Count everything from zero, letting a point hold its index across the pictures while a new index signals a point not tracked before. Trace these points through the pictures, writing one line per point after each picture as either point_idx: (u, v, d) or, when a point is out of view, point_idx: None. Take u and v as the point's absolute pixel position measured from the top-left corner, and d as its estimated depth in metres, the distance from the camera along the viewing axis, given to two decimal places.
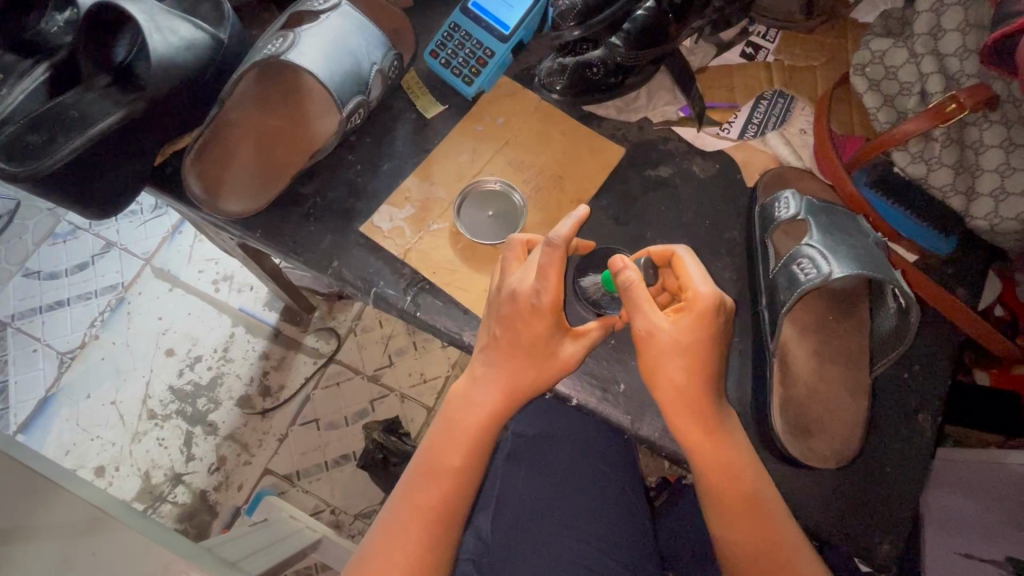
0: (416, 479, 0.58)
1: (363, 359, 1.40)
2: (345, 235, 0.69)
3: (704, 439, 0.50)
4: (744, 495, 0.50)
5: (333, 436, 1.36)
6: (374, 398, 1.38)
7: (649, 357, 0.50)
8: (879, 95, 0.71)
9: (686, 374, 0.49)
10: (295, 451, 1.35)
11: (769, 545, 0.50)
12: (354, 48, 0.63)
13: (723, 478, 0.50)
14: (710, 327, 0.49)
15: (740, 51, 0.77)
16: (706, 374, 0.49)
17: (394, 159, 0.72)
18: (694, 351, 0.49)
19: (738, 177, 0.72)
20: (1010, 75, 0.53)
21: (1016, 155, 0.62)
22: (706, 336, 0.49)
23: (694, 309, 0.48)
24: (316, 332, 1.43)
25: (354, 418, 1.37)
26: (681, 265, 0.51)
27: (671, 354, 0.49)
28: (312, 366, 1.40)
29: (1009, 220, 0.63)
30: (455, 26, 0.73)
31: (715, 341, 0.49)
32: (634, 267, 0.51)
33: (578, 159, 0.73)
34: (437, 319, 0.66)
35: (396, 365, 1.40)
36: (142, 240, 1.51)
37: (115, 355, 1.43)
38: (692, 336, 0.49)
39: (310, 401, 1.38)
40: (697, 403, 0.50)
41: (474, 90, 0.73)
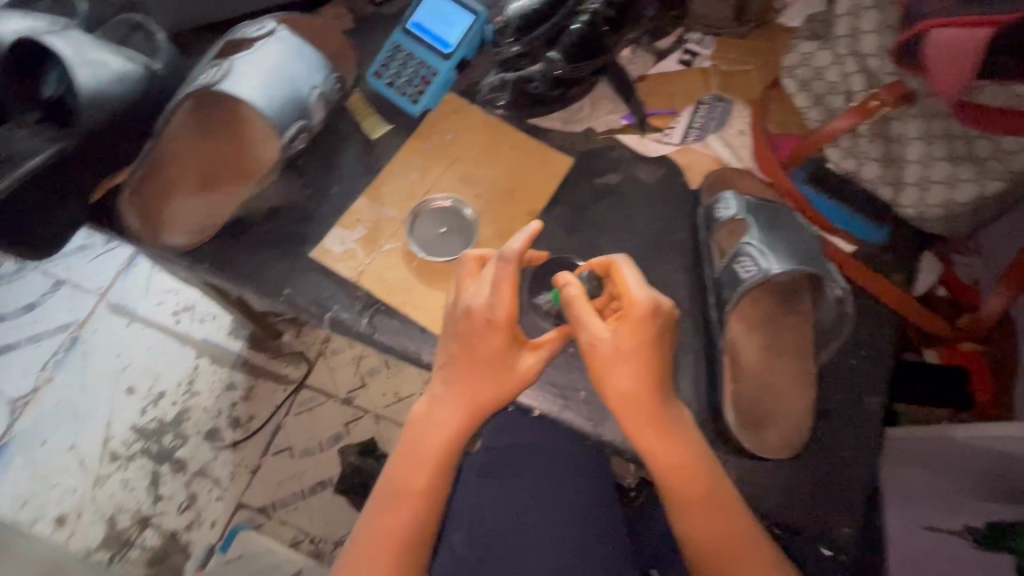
0: (381, 502, 0.57)
1: (335, 383, 1.37)
2: (296, 261, 0.68)
3: (660, 442, 0.51)
4: (701, 490, 0.51)
5: (308, 463, 1.33)
6: (348, 421, 1.35)
7: (597, 368, 0.52)
8: (810, 95, 0.74)
9: (632, 380, 0.51)
10: (269, 482, 1.31)
11: (727, 536, 0.51)
12: (289, 73, 0.63)
13: (678, 476, 0.51)
14: (648, 331, 0.50)
15: (677, 59, 0.80)
16: (653, 377, 0.51)
17: (344, 181, 0.72)
18: (636, 356, 0.50)
19: (683, 180, 0.74)
20: (916, 73, 0.56)
21: (938, 146, 0.65)
22: (645, 340, 0.50)
23: (630, 315, 0.50)
24: (287, 357, 1.39)
25: (329, 443, 1.33)
26: (617, 273, 0.53)
27: (616, 362, 0.51)
28: (284, 393, 1.37)
29: (935, 207, 0.67)
30: (397, 46, 0.74)
31: (656, 345, 0.51)
32: (575, 283, 0.54)
33: (526, 170, 0.74)
34: (395, 339, 0.66)
35: (368, 386, 1.37)
36: (95, 275, 1.46)
37: (71, 398, 1.37)
38: (632, 341, 0.50)
39: (281, 429, 1.35)
40: (647, 405, 0.51)
41: (420, 109, 0.73)
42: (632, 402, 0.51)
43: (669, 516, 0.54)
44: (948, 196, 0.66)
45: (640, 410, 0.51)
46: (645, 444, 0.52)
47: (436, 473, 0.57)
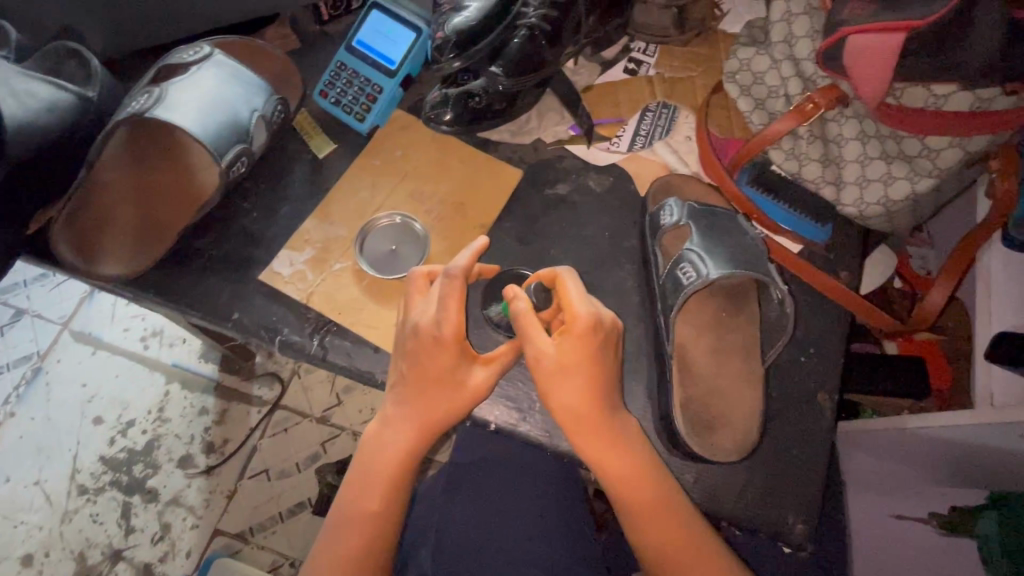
0: (335, 528, 0.56)
1: (309, 402, 1.35)
2: (244, 285, 0.67)
3: (608, 452, 0.52)
4: (649, 497, 0.52)
5: (285, 485, 1.30)
6: (325, 440, 1.32)
7: (542, 383, 0.52)
8: (751, 99, 0.76)
9: (577, 395, 0.51)
10: (246, 507, 1.29)
11: (679, 541, 0.52)
12: (229, 98, 0.63)
13: (624, 485, 0.52)
14: (590, 347, 0.51)
15: (623, 67, 0.81)
16: (598, 391, 0.51)
17: (292, 203, 0.71)
18: (579, 371, 0.50)
19: (631, 187, 0.75)
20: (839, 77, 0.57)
21: (872, 145, 0.67)
22: (587, 355, 0.51)
23: (573, 330, 0.50)
24: (260, 380, 1.37)
25: (306, 463, 1.31)
26: (562, 288, 0.53)
27: (560, 377, 0.51)
28: (257, 416, 1.34)
29: (874, 205, 0.69)
30: (342, 64, 0.74)
31: (598, 360, 0.51)
32: (522, 296, 0.53)
33: (476, 184, 0.74)
34: (347, 360, 0.65)
35: (344, 404, 1.35)
36: (57, 304, 1.42)
37: (34, 432, 1.33)
38: (575, 356, 0.50)
39: (256, 453, 1.32)
40: (594, 418, 0.51)
41: (367, 127, 0.73)
42: (577, 416, 0.51)
43: (623, 525, 0.54)
44: (884, 193, 0.67)
45: (584, 423, 0.51)
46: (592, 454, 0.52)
47: (389, 494, 0.57)
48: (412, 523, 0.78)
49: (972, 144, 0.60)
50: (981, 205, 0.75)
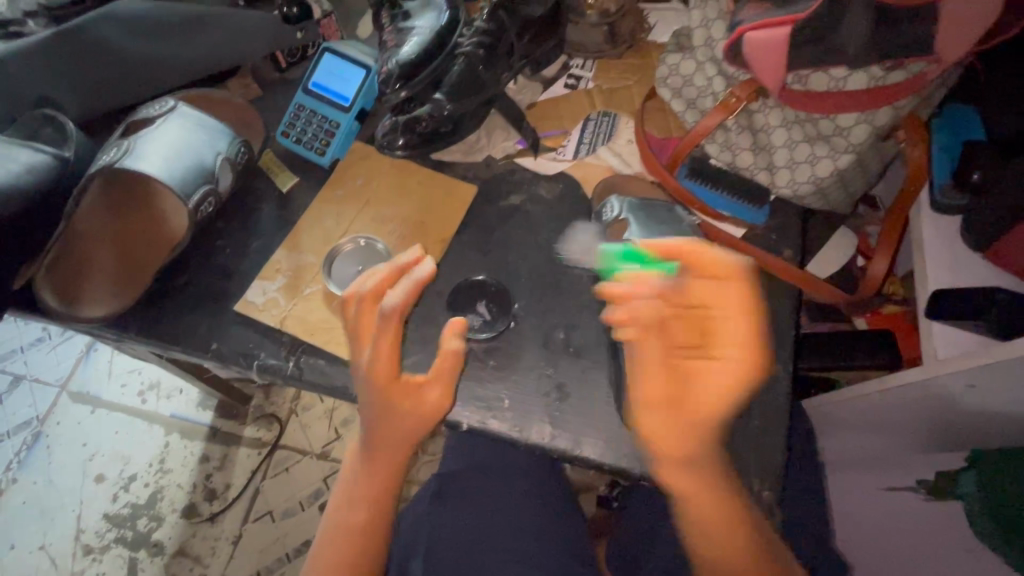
0: (321, 548, 0.59)
1: (309, 439, 1.37)
2: (221, 317, 0.71)
3: (671, 439, 0.55)
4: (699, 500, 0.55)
5: (291, 524, 1.31)
6: (327, 476, 1.34)
7: (635, 374, 0.58)
8: (683, 100, 0.81)
9: (659, 386, 0.56)
10: (253, 550, 1.29)
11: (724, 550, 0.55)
12: (194, 145, 0.68)
13: (688, 470, 0.55)
14: (666, 344, 0.57)
15: (564, 84, 0.87)
16: (680, 381, 0.56)
17: (262, 237, 0.76)
18: (656, 365, 0.56)
19: (580, 192, 0.80)
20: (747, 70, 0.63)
21: (796, 130, 0.73)
22: (660, 352, 0.56)
23: (641, 326, 0.57)
24: (255, 422, 1.39)
25: (309, 501, 1.32)
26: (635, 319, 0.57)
27: (644, 371, 0.56)
28: (258, 458, 1.36)
29: (805, 184, 0.73)
30: (300, 106, 0.80)
31: (681, 359, 0.57)
32: (621, 286, 0.59)
33: (435, 204, 0.79)
34: (322, 378, 0.68)
35: (344, 438, 1.36)
36: (55, 367, 1.46)
37: (38, 496, 1.35)
38: (650, 353, 0.56)
39: (260, 494, 1.33)
40: (676, 428, 0.55)
41: (329, 159, 0.79)
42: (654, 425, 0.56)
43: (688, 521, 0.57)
44: (812, 173, 0.72)
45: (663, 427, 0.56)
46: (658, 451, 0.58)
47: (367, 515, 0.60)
48: (404, 537, 0.80)
49: (879, 120, 0.66)
50: None
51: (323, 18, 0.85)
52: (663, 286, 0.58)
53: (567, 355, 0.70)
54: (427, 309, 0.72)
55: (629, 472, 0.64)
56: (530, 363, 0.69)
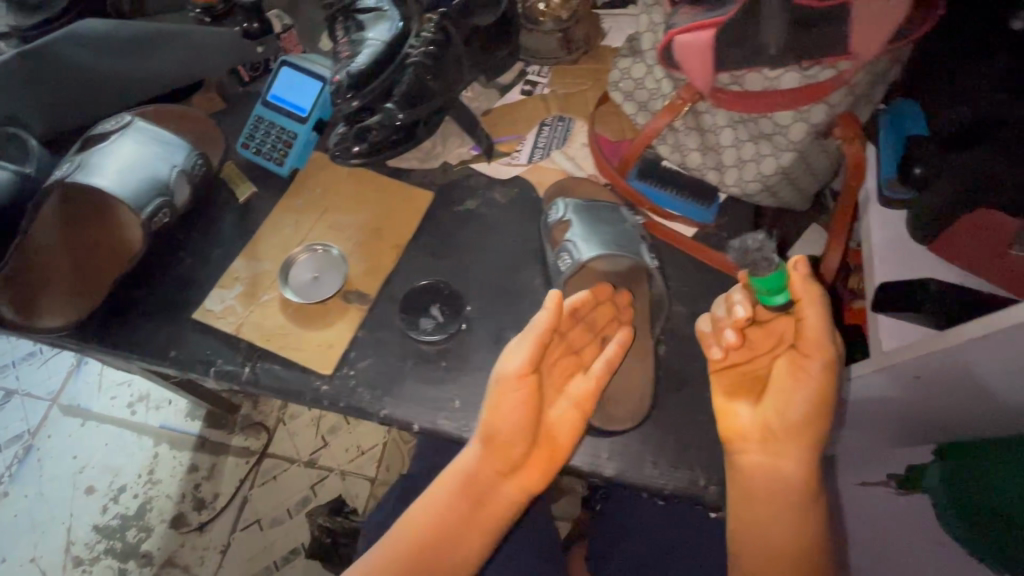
0: (411, 543, 0.58)
1: (297, 447, 1.38)
2: (180, 325, 0.73)
3: (786, 462, 0.58)
4: (779, 506, 0.58)
5: (278, 532, 1.32)
6: (314, 483, 1.35)
7: (783, 381, 0.59)
8: (634, 103, 0.83)
9: (807, 407, 0.57)
10: (241, 558, 1.30)
11: (789, 555, 0.58)
12: (150, 159, 0.70)
13: (773, 492, 0.59)
14: (828, 349, 0.56)
15: (520, 90, 0.89)
16: (822, 412, 0.57)
17: (223, 246, 0.78)
18: (813, 376, 0.57)
19: (534, 195, 0.81)
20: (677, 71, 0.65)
21: (742, 129, 0.73)
22: (825, 354, 0.56)
23: (809, 319, 0.56)
24: (243, 431, 1.41)
25: (297, 508, 1.33)
26: (814, 311, 0.56)
27: (795, 379, 0.58)
28: (247, 466, 1.38)
29: (752, 182, 0.75)
30: (260, 118, 0.82)
31: (826, 371, 0.57)
32: (805, 274, 0.56)
33: (391, 210, 0.80)
34: (278, 383, 0.70)
35: (331, 445, 1.38)
36: (45, 381, 1.48)
37: (28, 509, 1.36)
38: (815, 364, 0.57)
39: (248, 503, 1.34)
40: (807, 432, 0.58)
41: (287, 170, 0.80)
42: (766, 434, 0.59)
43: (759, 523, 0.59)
44: (758, 171, 0.74)
45: (765, 436, 0.60)
46: (746, 457, 0.60)
47: (443, 529, 0.58)
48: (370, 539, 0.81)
49: (815, 117, 0.67)
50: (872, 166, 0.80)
51: (284, 32, 0.88)
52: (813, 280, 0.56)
53: None
54: (382, 313, 0.74)
55: (579, 469, 0.66)
56: (481, 363, 0.71)
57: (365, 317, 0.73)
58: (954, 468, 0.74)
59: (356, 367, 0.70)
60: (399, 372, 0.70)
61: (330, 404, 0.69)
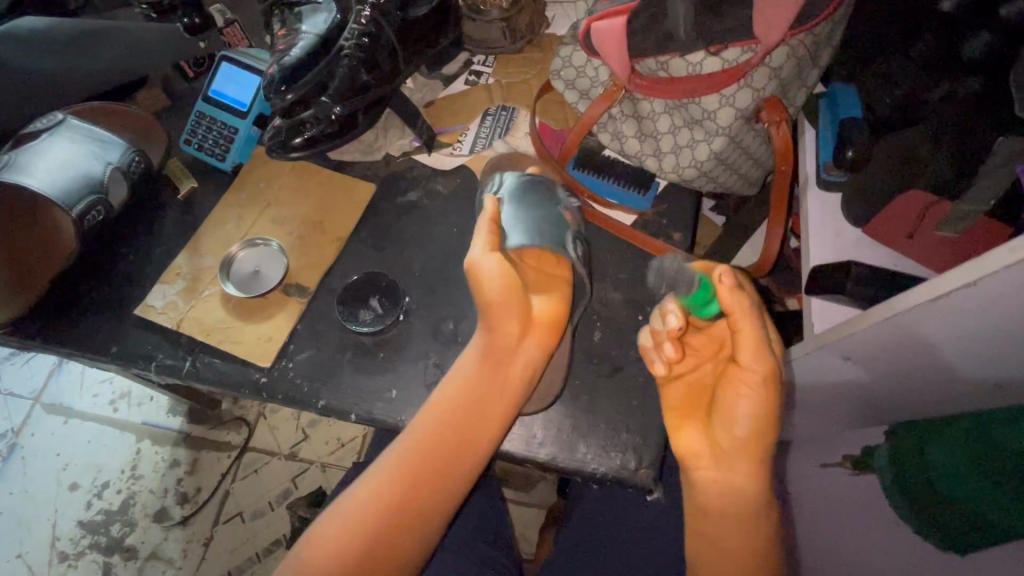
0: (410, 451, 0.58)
1: (276, 440, 1.40)
2: (123, 322, 0.73)
3: (738, 476, 0.55)
4: (731, 517, 0.55)
5: (259, 525, 1.34)
6: (295, 475, 1.37)
7: (727, 396, 0.56)
8: (576, 91, 0.82)
9: (751, 424, 0.54)
10: (223, 551, 1.32)
11: (737, 566, 0.56)
12: (84, 158, 0.73)
13: (734, 503, 0.55)
14: (766, 358, 0.53)
15: (464, 80, 0.89)
16: (766, 426, 0.54)
17: (166, 243, 0.78)
18: (756, 391, 0.54)
19: (476, 185, 0.82)
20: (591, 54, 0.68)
21: (677, 115, 0.74)
22: (765, 366, 0.53)
23: (745, 327, 0.53)
24: (226, 425, 1.42)
25: (277, 501, 1.35)
26: (747, 318, 0.53)
27: (736, 393, 0.55)
28: (228, 460, 1.39)
29: (689, 168, 0.75)
30: (201, 114, 0.82)
31: (769, 382, 0.54)
32: (732, 280, 0.53)
33: (334, 203, 0.80)
34: (218, 377, 0.71)
35: (311, 437, 1.39)
36: (27, 380, 1.50)
37: (13, 506, 1.38)
38: (756, 376, 0.54)
39: (230, 496, 1.36)
40: (757, 448, 0.55)
41: (229, 164, 0.81)
42: (718, 452, 0.56)
43: (713, 531, 0.56)
44: (693, 156, 0.74)
45: (717, 452, 0.56)
46: (700, 474, 0.57)
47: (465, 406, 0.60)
48: None
49: (740, 102, 0.67)
50: (807, 150, 0.82)
51: (226, 27, 0.86)
52: (739, 288, 0.53)
53: (456, 344, 0.72)
54: (323, 305, 0.74)
55: (514, 454, 0.67)
56: (418, 352, 0.71)
57: (306, 309, 0.74)
58: (900, 449, 0.78)
59: (295, 359, 0.71)
60: (338, 363, 0.71)
61: (270, 395, 0.70)
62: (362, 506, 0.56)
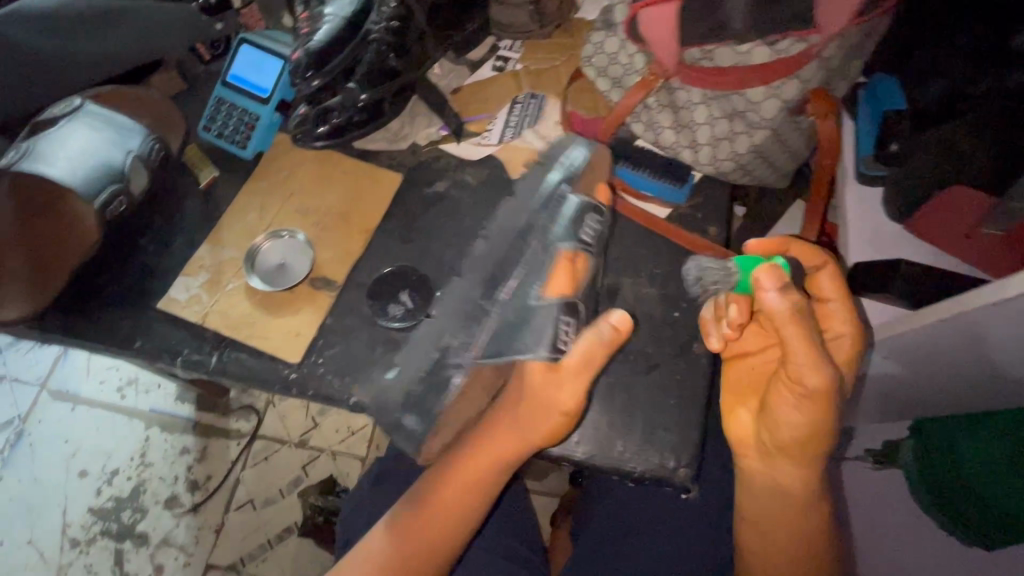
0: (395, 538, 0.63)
1: (287, 429, 1.38)
2: (145, 315, 0.72)
3: (786, 469, 0.60)
4: (777, 502, 0.61)
5: (271, 512, 1.33)
6: (306, 463, 1.36)
7: (775, 398, 0.58)
8: (608, 79, 0.80)
9: (798, 429, 0.57)
10: (235, 539, 1.32)
11: (786, 536, 0.62)
12: (102, 146, 0.73)
13: (779, 492, 0.61)
14: (820, 371, 0.54)
15: (491, 66, 0.85)
16: (817, 432, 0.57)
17: (186, 233, 0.76)
18: (807, 400, 0.55)
19: (505, 175, 0.79)
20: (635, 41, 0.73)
21: (715, 106, 0.71)
22: (817, 377, 0.54)
23: (789, 337, 0.54)
24: (237, 413, 1.40)
25: (289, 488, 1.34)
26: (791, 327, 0.53)
27: (786, 399, 0.57)
28: (238, 448, 1.38)
29: (727, 160, 0.73)
30: (221, 99, 0.79)
31: (822, 395, 0.55)
32: (775, 289, 0.53)
33: (359, 193, 0.78)
34: (246, 372, 0.69)
35: (321, 426, 1.38)
36: (33, 366, 1.47)
37: (23, 493, 1.37)
38: (808, 388, 0.55)
39: (240, 484, 1.36)
40: (803, 450, 0.58)
41: (250, 152, 0.78)
42: (765, 448, 0.61)
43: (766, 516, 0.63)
44: (732, 149, 0.72)
45: (765, 449, 0.61)
46: (748, 462, 0.63)
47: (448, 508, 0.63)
48: (349, 519, 0.82)
49: (787, 93, 0.65)
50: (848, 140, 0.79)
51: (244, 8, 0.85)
52: (782, 294, 0.53)
53: None
54: (351, 299, 0.73)
55: (549, 453, 0.66)
56: None
57: (333, 304, 0.72)
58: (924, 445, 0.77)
59: (324, 355, 0.70)
60: (367, 359, 0.70)
61: (299, 391, 0.69)
62: (384, 548, 0.63)
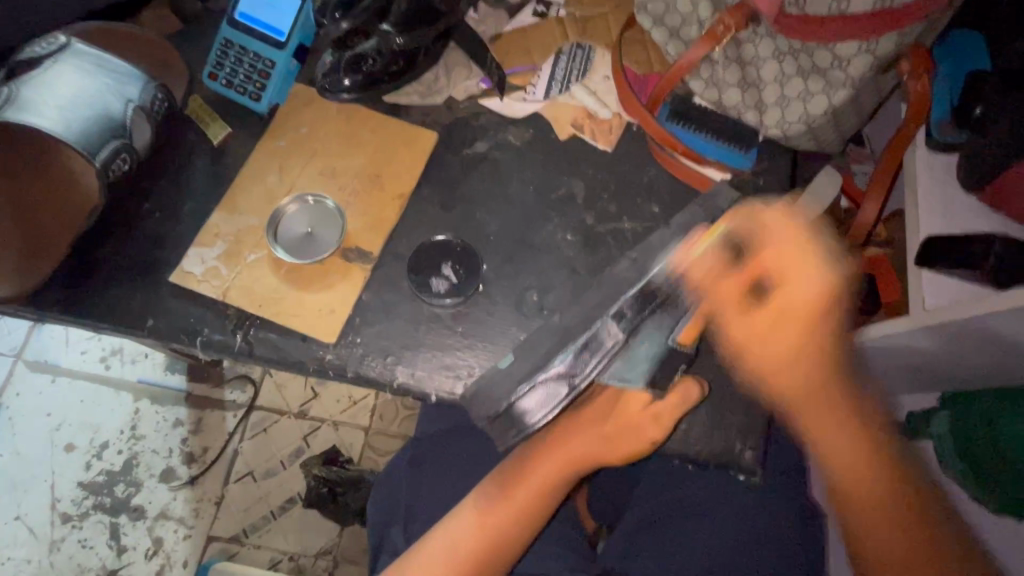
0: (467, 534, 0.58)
1: (286, 399, 1.32)
2: (156, 289, 0.64)
3: (828, 420, 0.57)
4: (852, 471, 0.57)
5: (273, 483, 1.28)
6: (307, 434, 1.30)
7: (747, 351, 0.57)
8: (664, 29, 0.71)
9: (810, 374, 0.56)
10: (237, 510, 1.26)
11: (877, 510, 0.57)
12: (98, 91, 0.60)
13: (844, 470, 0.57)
14: (763, 323, 0.55)
15: (532, 11, 0.76)
16: (818, 373, 0.56)
17: (196, 198, 0.67)
18: (780, 347, 0.55)
19: (551, 136, 0.72)
20: None
21: (788, 62, 0.65)
22: (789, 322, 0.54)
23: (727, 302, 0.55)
24: (231, 384, 1.32)
25: (291, 459, 1.29)
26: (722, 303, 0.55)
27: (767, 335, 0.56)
28: (234, 421, 1.31)
29: (796, 124, 0.67)
30: (227, 42, 0.69)
31: (819, 334, 0.55)
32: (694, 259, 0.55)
33: (391, 154, 0.70)
34: (274, 353, 0.63)
35: (321, 395, 1.32)
36: (6, 335, 1.36)
37: (5, 467, 1.29)
38: (785, 338, 0.55)
39: (240, 454, 1.29)
40: (812, 396, 0.57)
41: (265, 106, 0.69)
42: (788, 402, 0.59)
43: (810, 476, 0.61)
44: (804, 111, 0.66)
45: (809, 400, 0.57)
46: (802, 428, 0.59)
47: (528, 502, 0.59)
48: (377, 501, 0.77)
49: (880, 49, 0.61)
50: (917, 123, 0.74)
51: None
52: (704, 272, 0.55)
53: (541, 316, 0.65)
54: (387, 273, 0.66)
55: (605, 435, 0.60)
56: (501, 326, 0.64)
57: (370, 277, 0.65)
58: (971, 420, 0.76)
59: (362, 334, 0.64)
60: (409, 337, 0.64)
61: (337, 373, 0.63)
62: (457, 543, 0.58)
